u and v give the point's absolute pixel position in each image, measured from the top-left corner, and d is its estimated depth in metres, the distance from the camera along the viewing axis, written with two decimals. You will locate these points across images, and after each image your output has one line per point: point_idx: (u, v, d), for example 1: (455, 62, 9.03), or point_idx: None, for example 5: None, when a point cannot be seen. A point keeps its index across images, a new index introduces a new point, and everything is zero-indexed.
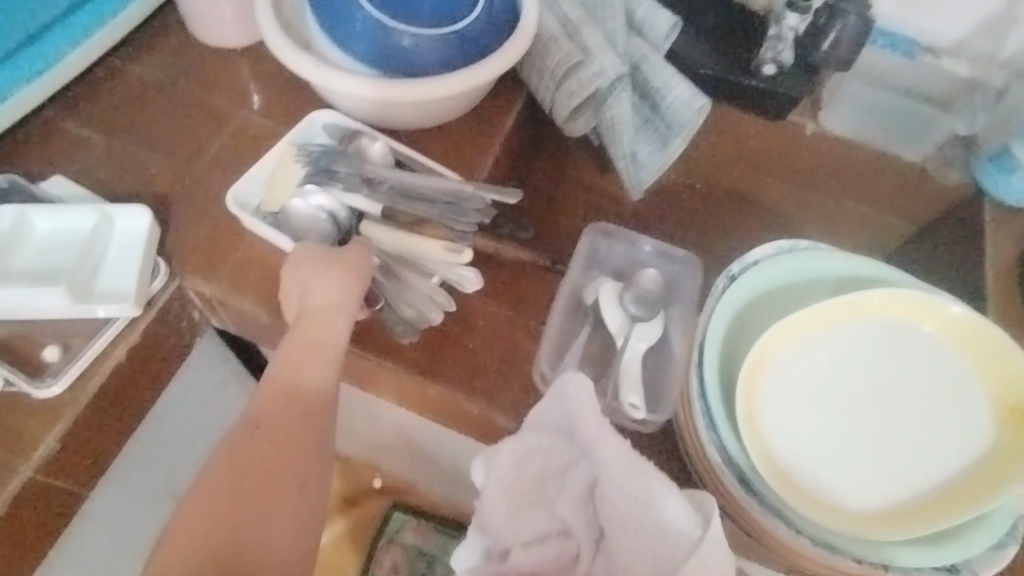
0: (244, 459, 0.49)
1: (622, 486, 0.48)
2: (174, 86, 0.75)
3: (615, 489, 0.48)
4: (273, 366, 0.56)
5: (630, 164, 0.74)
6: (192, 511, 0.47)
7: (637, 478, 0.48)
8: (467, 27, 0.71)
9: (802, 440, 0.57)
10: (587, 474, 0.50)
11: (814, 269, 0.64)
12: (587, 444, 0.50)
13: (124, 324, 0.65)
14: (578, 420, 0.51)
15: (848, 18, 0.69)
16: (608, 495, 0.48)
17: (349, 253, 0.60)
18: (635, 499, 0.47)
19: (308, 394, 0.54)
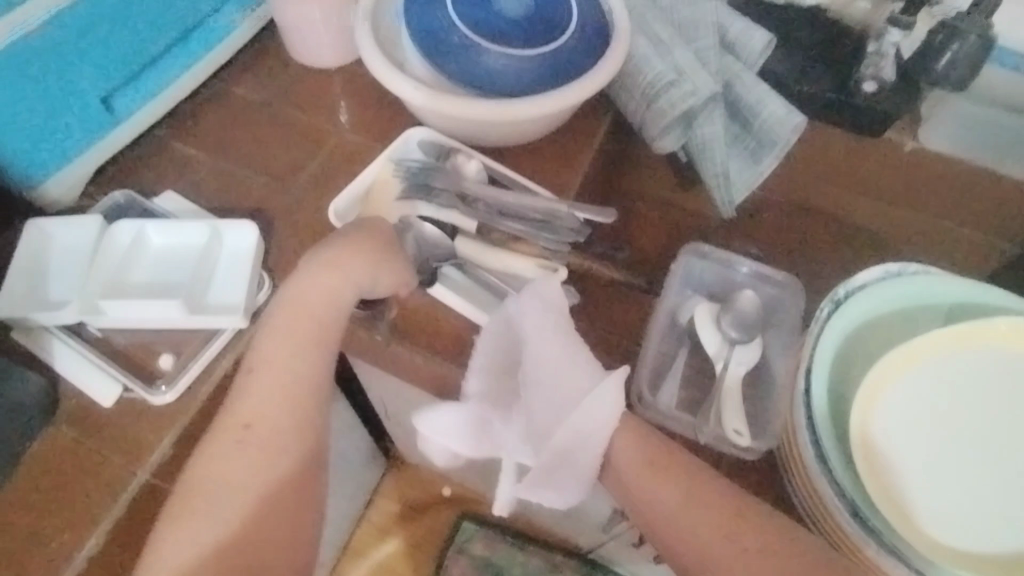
0: (247, 426, 0.57)
1: (561, 367, 0.57)
2: (272, 105, 0.78)
3: (557, 369, 0.57)
4: (274, 332, 0.59)
5: (721, 183, 0.73)
6: (215, 458, 0.56)
7: (579, 364, 0.57)
8: (560, 47, 0.71)
9: (922, 473, 0.55)
10: (535, 357, 0.58)
11: (929, 294, 0.62)
12: (544, 335, 0.58)
13: (231, 336, 0.67)
14: (543, 318, 0.59)
15: (968, 38, 0.64)
16: (548, 375, 0.57)
17: (379, 238, 0.63)
18: (575, 381, 0.57)
19: (315, 331, 0.60)
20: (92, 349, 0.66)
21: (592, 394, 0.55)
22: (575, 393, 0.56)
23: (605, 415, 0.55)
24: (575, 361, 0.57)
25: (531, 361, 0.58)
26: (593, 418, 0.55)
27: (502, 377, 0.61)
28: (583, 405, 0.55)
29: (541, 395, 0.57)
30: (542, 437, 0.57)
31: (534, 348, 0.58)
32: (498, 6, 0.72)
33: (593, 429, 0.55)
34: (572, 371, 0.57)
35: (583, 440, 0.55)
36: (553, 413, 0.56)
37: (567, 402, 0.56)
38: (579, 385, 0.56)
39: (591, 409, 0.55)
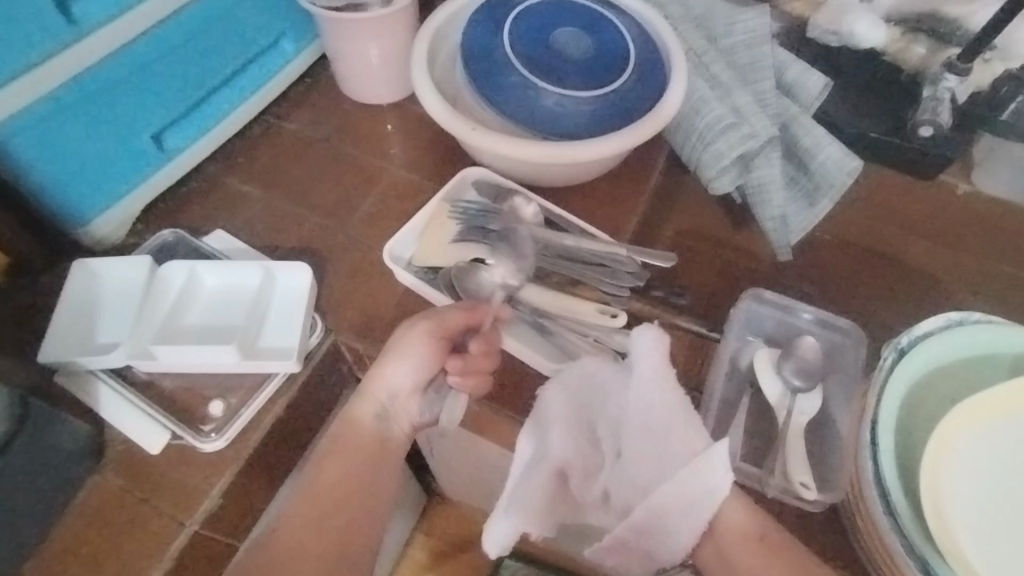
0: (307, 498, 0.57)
1: (671, 426, 0.54)
2: (323, 142, 0.78)
3: (665, 430, 0.54)
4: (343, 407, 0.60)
5: (779, 225, 0.73)
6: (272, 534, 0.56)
7: (694, 425, 0.54)
8: (619, 90, 0.71)
9: (998, 534, 0.53)
10: (636, 415, 0.56)
11: (990, 344, 0.61)
12: (654, 394, 0.55)
13: (283, 380, 0.66)
14: (658, 377, 0.56)
15: None
16: (660, 434, 0.54)
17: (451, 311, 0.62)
18: (686, 442, 0.54)
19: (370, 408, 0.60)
20: (140, 393, 0.65)
21: (699, 459, 0.52)
22: (684, 456, 0.53)
23: (715, 485, 0.52)
24: (688, 423, 0.54)
25: (638, 418, 0.56)
26: (699, 488, 0.52)
27: (588, 429, 0.58)
28: (688, 470, 0.52)
29: (647, 454, 0.55)
30: (636, 497, 0.54)
31: (643, 406, 0.56)
32: (557, 47, 0.72)
33: (696, 498, 0.52)
34: (682, 433, 0.54)
35: (685, 510, 0.52)
36: (654, 472, 0.54)
37: (671, 464, 0.53)
38: (686, 449, 0.53)
39: (700, 479, 0.52)
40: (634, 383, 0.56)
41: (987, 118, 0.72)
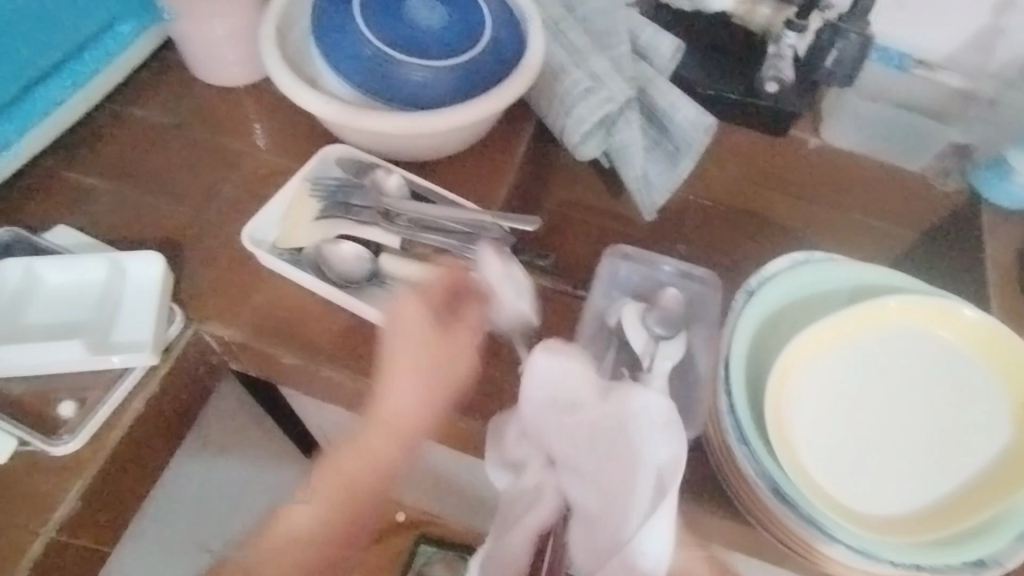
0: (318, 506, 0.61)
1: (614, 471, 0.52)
2: (182, 128, 0.77)
3: (603, 474, 0.52)
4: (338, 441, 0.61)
5: (641, 186, 0.76)
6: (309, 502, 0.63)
7: (641, 477, 0.51)
8: (476, 58, 0.71)
9: (829, 447, 0.58)
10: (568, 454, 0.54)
11: (832, 280, 0.64)
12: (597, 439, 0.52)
13: (141, 376, 0.63)
14: (580, 384, 0.54)
15: (849, 37, 0.71)
16: (605, 474, 0.52)
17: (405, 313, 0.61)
18: (633, 489, 0.51)
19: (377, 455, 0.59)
20: None
21: (647, 515, 0.50)
22: (637, 505, 0.51)
23: (660, 538, 0.50)
24: (628, 467, 0.51)
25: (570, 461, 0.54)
26: (650, 546, 0.50)
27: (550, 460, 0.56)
28: (643, 533, 0.50)
29: (590, 500, 0.53)
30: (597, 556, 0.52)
31: (577, 438, 0.53)
32: (409, 16, 0.72)
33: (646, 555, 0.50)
34: (628, 485, 0.51)
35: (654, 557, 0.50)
36: (612, 529, 0.51)
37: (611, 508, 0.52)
38: (633, 495, 0.51)
39: (656, 529, 0.50)
40: (558, 401, 0.54)
41: (812, 68, 0.75)
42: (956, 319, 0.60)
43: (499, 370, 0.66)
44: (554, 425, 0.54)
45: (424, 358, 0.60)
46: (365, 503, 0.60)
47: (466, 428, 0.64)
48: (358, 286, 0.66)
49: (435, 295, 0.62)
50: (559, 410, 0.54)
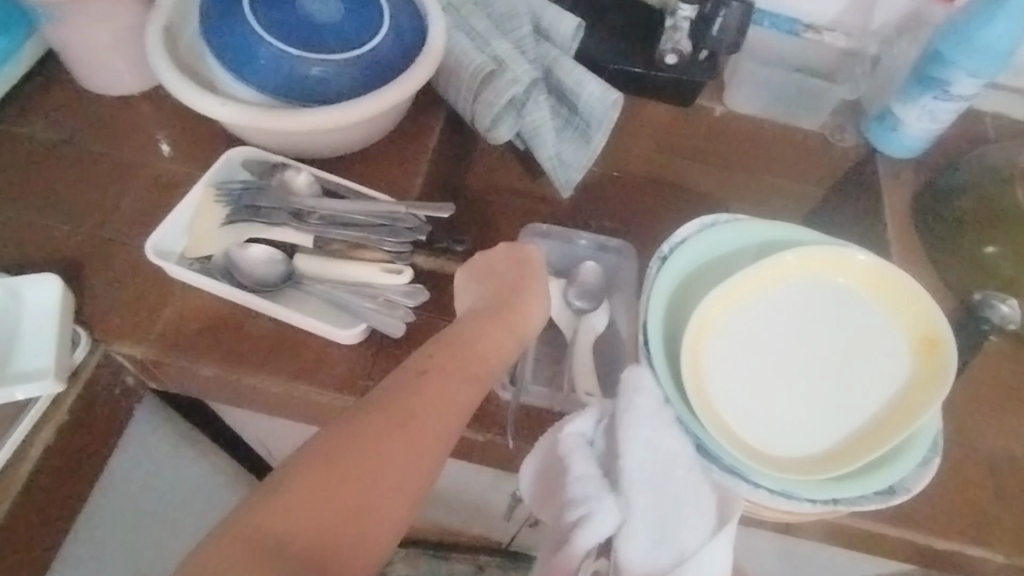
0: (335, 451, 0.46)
1: (692, 502, 0.51)
2: (75, 142, 0.73)
3: (680, 495, 0.51)
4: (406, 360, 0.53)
5: (556, 165, 0.76)
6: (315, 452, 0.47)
7: (709, 497, 0.52)
8: (376, 48, 0.70)
9: (747, 399, 0.61)
10: (644, 473, 0.51)
11: (738, 238, 0.67)
12: (690, 467, 0.52)
13: (47, 405, 0.60)
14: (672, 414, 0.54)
15: (731, 5, 0.76)
16: (680, 501, 0.51)
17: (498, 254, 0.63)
18: (704, 508, 0.52)
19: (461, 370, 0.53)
20: None
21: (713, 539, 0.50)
22: (704, 528, 0.51)
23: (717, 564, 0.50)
24: (705, 497, 0.52)
25: (647, 481, 0.51)
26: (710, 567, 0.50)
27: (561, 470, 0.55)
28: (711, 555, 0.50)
29: (657, 522, 0.50)
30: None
31: (665, 459, 0.51)
32: (303, 11, 0.70)
33: None
34: (699, 505, 0.51)
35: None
36: (673, 550, 0.50)
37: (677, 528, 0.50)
38: (698, 526, 0.51)
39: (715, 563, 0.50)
40: (652, 419, 0.52)
41: (703, 36, 0.78)
42: (851, 265, 0.64)
43: None
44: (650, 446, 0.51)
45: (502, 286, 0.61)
46: (419, 443, 0.48)
47: None
48: (274, 289, 0.64)
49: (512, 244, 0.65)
50: (652, 426, 0.52)
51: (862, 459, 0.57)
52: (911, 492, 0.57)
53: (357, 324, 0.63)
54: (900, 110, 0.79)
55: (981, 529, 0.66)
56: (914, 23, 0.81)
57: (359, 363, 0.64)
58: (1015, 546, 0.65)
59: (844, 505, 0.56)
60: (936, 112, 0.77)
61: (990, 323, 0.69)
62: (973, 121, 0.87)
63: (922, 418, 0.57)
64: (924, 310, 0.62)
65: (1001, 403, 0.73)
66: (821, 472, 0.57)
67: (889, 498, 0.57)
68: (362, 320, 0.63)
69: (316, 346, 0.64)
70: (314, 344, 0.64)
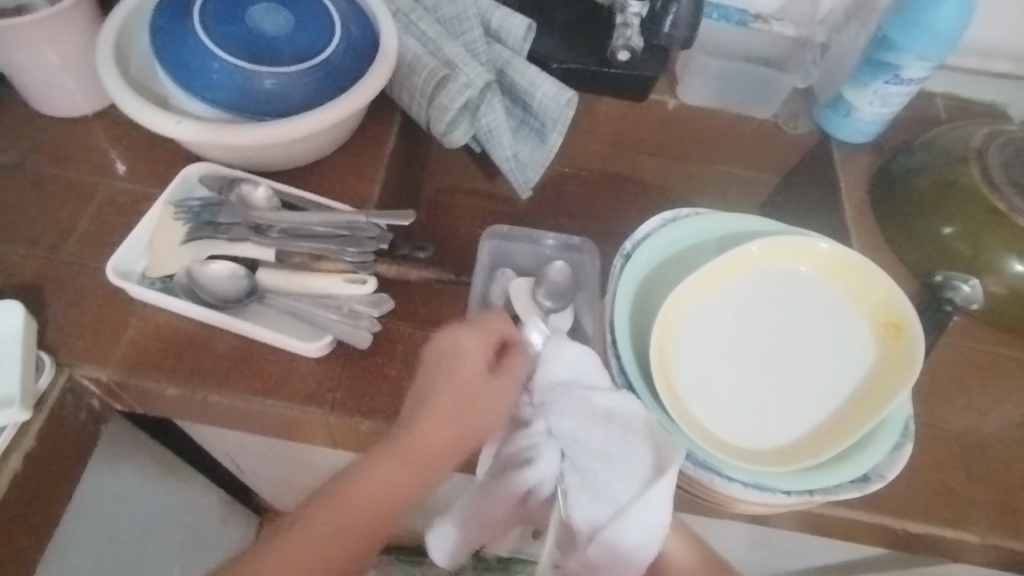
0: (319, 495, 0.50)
1: (619, 450, 0.52)
2: (28, 166, 0.73)
3: (611, 447, 0.52)
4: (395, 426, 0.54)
5: (514, 165, 0.78)
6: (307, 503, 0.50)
7: (642, 447, 0.52)
8: (329, 57, 0.70)
9: (720, 394, 0.62)
10: (572, 429, 0.53)
11: (700, 233, 0.68)
12: (609, 418, 0.53)
13: (13, 432, 0.59)
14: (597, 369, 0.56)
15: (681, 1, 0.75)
16: (610, 451, 0.52)
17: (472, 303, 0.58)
18: (635, 457, 0.51)
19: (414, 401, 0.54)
20: None
21: (644, 491, 0.50)
22: (636, 476, 0.51)
23: (657, 513, 0.50)
24: (632, 443, 0.52)
25: (574, 434, 0.53)
26: (650, 516, 0.50)
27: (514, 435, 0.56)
28: (645, 500, 0.49)
29: (593, 473, 0.52)
30: (589, 531, 0.51)
31: (592, 415, 0.53)
32: (253, 24, 0.70)
33: (649, 527, 0.50)
34: (631, 453, 0.52)
35: (648, 538, 0.50)
36: (610, 499, 0.51)
37: (611, 478, 0.51)
38: (631, 477, 0.51)
39: (654, 511, 0.50)
40: (575, 380, 0.55)
41: (653, 33, 0.78)
42: (813, 254, 0.66)
43: (393, 368, 0.65)
44: (567, 404, 0.54)
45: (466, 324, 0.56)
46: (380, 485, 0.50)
47: (369, 430, 0.63)
48: (237, 303, 0.65)
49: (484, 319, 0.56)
50: (576, 387, 0.54)
51: (836, 448, 0.59)
52: (885, 478, 0.60)
53: (322, 336, 0.64)
54: (851, 96, 0.80)
55: (947, 506, 0.67)
56: (861, 8, 0.82)
57: (326, 373, 0.64)
58: (979, 519, 0.67)
59: (819, 494, 0.58)
60: (888, 96, 0.78)
61: (952, 304, 0.72)
62: (925, 103, 0.89)
63: (892, 405, 0.59)
64: (885, 295, 0.64)
65: (955, 378, 0.75)
66: (797, 464, 0.58)
67: (865, 485, 0.59)
68: (328, 333, 0.64)
69: (284, 358, 0.64)
70: (281, 356, 0.65)
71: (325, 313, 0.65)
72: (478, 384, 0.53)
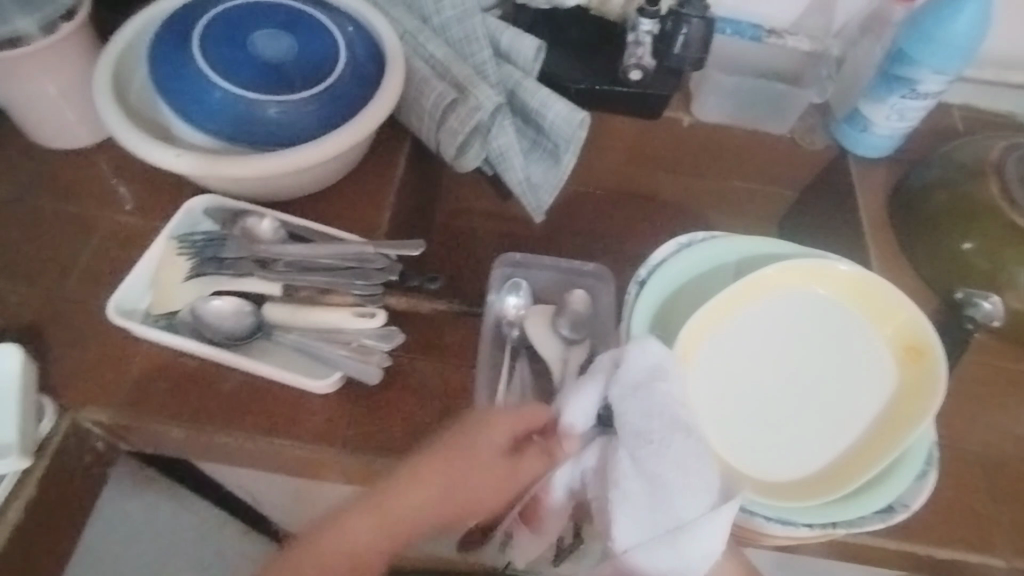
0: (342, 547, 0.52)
1: (697, 463, 0.50)
2: (27, 200, 0.71)
3: (680, 460, 0.49)
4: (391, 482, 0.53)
5: (526, 189, 0.77)
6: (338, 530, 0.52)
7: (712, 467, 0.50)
8: (334, 83, 0.68)
9: (738, 422, 0.60)
10: (638, 433, 0.51)
11: (717, 256, 0.66)
12: (680, 433, 0.51)
13: (14, 480, 0.58)
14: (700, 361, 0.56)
15: (692, 22, 0.74)
16: (679, 466, 0.49)
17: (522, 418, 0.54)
18: (704, 478, 0.49)
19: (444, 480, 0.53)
20: None
21: (710, 511, 0.48)
22: (699, 498, 0.49)
23: (716, 538, 0.49)
24: (712, 462, 0.50)
25: (642, 440, 0.50)
26: (707, 539, 0.48)
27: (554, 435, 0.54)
28: (706, 521, 0.48)
29: (658, 482, 0.49)
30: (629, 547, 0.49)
31: (658, 420, 0.51)
32: (256, 52, 0.68)
33: (704, 551, 0.49)
34: (697, 469, 0.49)
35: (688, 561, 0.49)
36: (673, 514, 0.49)
37: (673, 489, 0.49)
38: (699, 497, 0.49)
39: (710, 538, 0.48)
40: (649, 384, 0.52)
41: (665, 54, 0.77)
42: (834, 275, 0.63)
43: (405, 403, 0.63)
44: (642, 407, 0.51)
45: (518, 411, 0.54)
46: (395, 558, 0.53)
47: (383, 468, 0.61)
48: (245, 340, 0.63)
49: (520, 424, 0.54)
50: (650, 391, 0.52)
51: (858, 479, 0.57)
52: (910, 509, 0.57)
53: (332, 372, 0.62)
54: (869, 110, 0.78)
55: (980, 534, 0.65)
56: (876, 22, 0.80)
57: (337, 410, 0.62)
58: (1012, 547, 0.65)
59: (842, 527, 0.56)
60: (905, 111, 0.76)
61: (974, 322, 0.68)
62: (942, 115, 0.87)
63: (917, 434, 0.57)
64: (906, 318, 0.62)
65: (982, 399, 0.73)
66: (820, 497, 0.56)
67: (888, 516, 0.57)
68: (339, 371, 0.62)
69: (292, 395, 0.62)
70: (289, 392, 0.63)
71: (335, 349, 0.63)
72: (490, 467, 0.53)
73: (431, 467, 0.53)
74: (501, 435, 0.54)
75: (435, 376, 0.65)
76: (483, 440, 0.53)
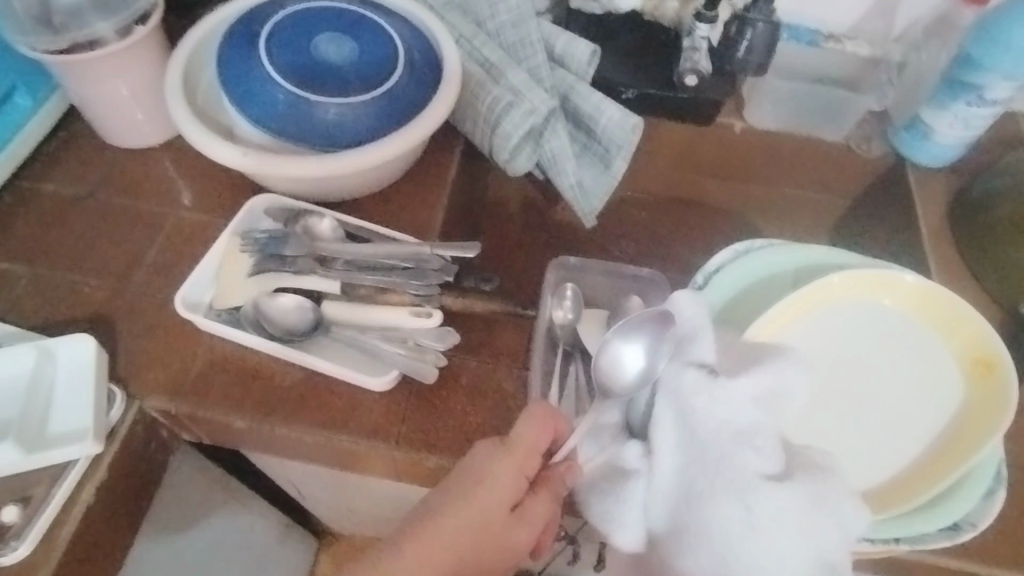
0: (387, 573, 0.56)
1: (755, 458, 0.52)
2: (98, 196, 0.74)
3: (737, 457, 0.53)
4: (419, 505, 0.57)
5: (577, 192, 0.75)
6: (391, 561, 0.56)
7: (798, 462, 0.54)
8: (393, 87, 0.69)
9: (799, 433, 0.59)
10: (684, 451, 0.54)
11: (775, 264, 0.65)
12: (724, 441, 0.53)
13: (87, 464, 0.60)
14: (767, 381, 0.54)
15: (757, 25, 0.74)
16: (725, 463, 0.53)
17: (525, 442, 0.56)
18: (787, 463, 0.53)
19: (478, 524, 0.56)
20: None
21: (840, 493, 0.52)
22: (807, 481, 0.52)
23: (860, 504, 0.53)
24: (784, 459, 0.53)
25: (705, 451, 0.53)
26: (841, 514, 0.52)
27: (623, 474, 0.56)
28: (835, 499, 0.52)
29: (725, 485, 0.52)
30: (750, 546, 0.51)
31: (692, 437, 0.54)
32: (320, 55, 0.70)
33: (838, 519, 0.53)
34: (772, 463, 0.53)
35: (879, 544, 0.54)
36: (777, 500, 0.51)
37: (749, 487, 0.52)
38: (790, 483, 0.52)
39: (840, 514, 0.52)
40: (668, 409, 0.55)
41: (726, 61, 0.78)
42: (900, 286, 0.62)
43: (458, 403, 0.64)
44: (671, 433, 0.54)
45: (522, 456, 0.56)
46: None
47: (437, 466, 0.62)
48: (304, 335, 0.64)
49: (528, 459, 0.56)
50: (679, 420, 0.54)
51: (925, 495, 0.55)
52: (978, 528, 0.56)
53: (388, 370, 0.63)
54: (930, 118, 0.77)
55: None
56: (941, 27, 0.79)
57: (392, 408, 0.63)
58: None
59: (905, 543, 0.55)
60: (971, 118, 0.74)
61: None
62: (1007, 123, 0.85)
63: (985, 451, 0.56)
64: (972, 330, 0.61)
65: None
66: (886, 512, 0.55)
67: (955, 535, 0.56)
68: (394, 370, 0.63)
69: (350, 391, 0.64)
70: (347, 388, 0.64)
71: (391, 347, 0.64)
72: (491, 519, 0.56)
73: (456, 508, 0.56)
74: (512, 486, 0.56)
75: (487, 375, 0.66)
76: (484, 479, 0.56)
